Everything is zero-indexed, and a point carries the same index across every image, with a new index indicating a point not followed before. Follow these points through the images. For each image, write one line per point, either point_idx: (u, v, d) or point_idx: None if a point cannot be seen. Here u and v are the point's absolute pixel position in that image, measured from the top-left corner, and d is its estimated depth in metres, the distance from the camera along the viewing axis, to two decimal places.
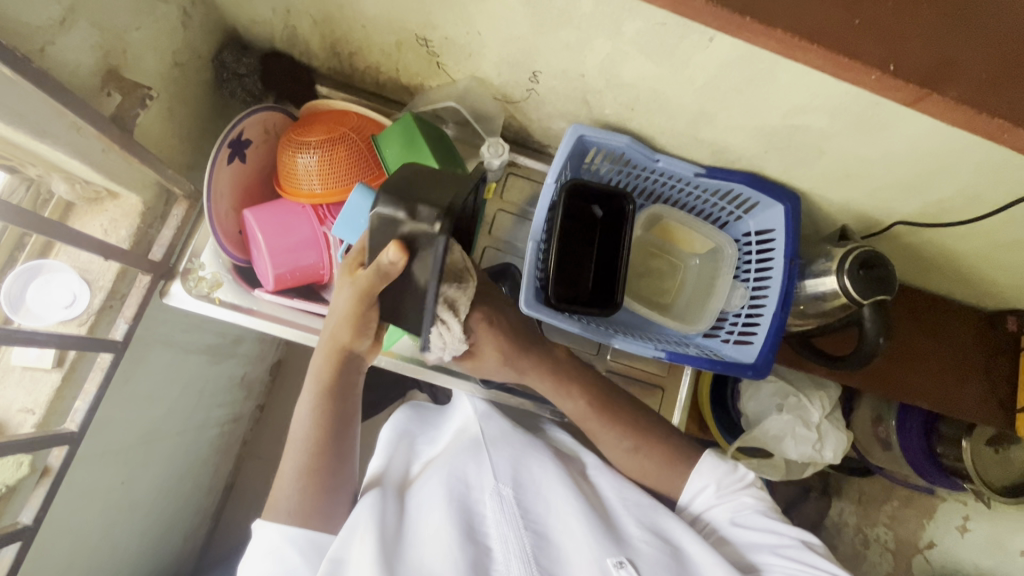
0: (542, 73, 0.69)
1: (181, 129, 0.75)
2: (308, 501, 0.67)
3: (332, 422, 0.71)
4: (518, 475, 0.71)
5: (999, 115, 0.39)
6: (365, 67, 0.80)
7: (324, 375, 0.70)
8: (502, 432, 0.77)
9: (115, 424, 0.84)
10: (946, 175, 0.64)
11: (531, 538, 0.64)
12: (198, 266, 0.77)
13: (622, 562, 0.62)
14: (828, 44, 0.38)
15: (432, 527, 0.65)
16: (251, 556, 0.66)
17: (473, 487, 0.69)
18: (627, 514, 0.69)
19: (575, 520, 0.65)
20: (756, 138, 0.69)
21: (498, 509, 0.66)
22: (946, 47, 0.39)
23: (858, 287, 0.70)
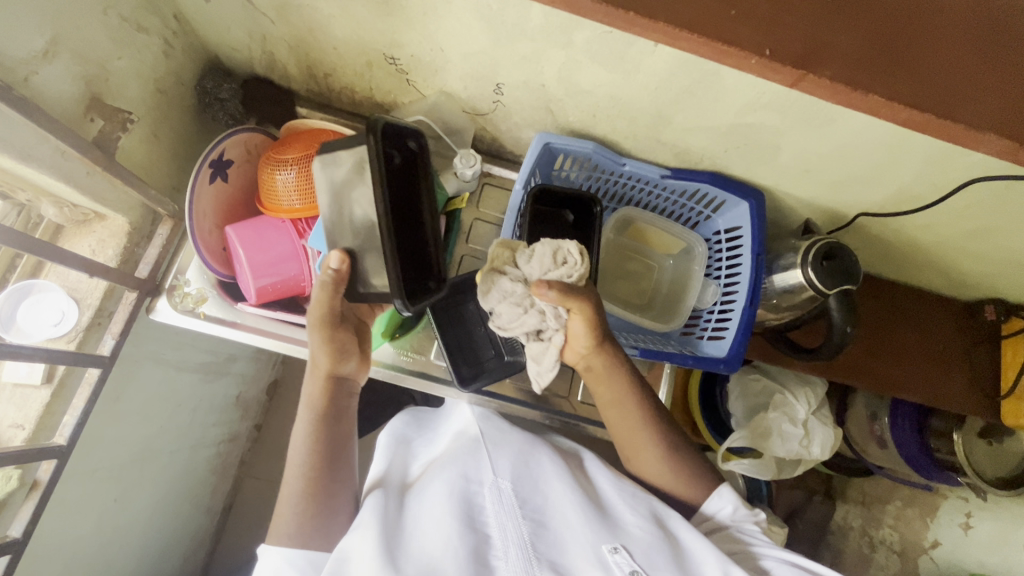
0: (505, 85, 0.72)
1: (166, 152, 0.79)
2: (308, 522, 0.69)
3: (330, 447, 0.73)
4: (518, 471, 0.72)
5: (873, 91, 0.40)
6: (341, 87, 0.84)
7: (317, 404, 0.73)
8: (499, 429, 0.79)
9: (108, 441, 0.86)
10: (898, 165, 0.66)
11: (530, 527, 0.64)
12: (184, 282, 0.80)
13: (616, 548, 0.63)
14: (707, 34, 0.41)
15: (433, 519, 0.65)
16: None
17: (473, 480, 0.70)
18: (622, 503, 0.70)
19: (572, 510, 0.67)
20: (714, 138, 0.72)
21: (497, 502, 0.67)
22: (819, 31, 0.41)
23: (822, 278, 0.72)
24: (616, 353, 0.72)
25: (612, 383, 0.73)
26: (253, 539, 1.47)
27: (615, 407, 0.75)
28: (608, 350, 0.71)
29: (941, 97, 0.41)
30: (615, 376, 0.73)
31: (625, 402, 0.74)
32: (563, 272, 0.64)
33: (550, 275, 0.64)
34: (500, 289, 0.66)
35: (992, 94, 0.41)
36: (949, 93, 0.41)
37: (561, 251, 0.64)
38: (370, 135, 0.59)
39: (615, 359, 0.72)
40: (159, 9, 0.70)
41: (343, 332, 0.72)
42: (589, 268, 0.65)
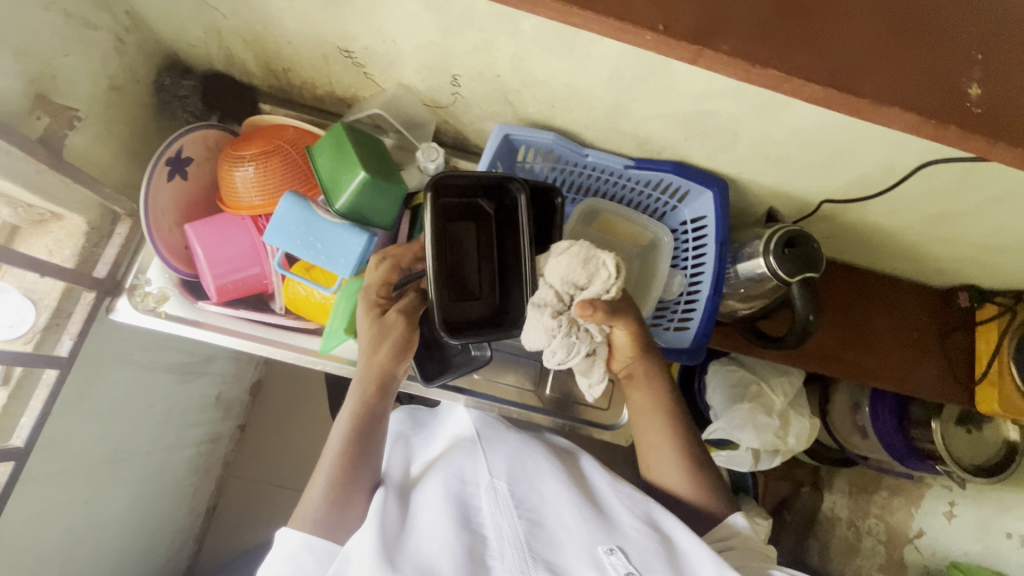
0: (461, 76, 0.72)
1: (122, 150, 0.78)
2: (336, 512, 0.67)
3: (370, 445, 0.71)
4: (513, 470, 0.70)
5: (773, 66, 0.40)
6: (301, 82, 0.83)
7: (366, 396, 0.71)
8: (496, 432, 0.78)
9: (75, 442, 0.86)
10: (857, 150, 0.65)
11: (525, 526, 0.62)
12: (145, 281, 0.79)
13: (612, 549, 0.60)
14: (600, 10, 0.40)
15: (430, 518, 0.64)
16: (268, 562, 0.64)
17: (469, 480, 0.69)
18: (620, 505, 0.68)
19: (567, 508, 0.65)
20: (673, 126, 0.71)
21: (492, 501, 0.65)
22: (712, 6, 0.41)
23: (784, 265, 0.71)
24: (656, 364, 0.76)
25: (648, 391, 0.76)
26: (238, 538, 1.47)
27: (644, 417, 0.77)
28: (651, 360, 0.75)
29: (846, 73, 0.40)
30: (655, 386, 0.76)
31: (656, 409, 0.76)
32: (604, 284, 0.64)
33: (592, 291, 0.64)
34: (544, 325, 0.64)
35: (925, 77, 0.41)
36: (851, 69, 0.41)
37: (592, 261, 0.65)
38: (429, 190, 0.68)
39: (654, 369, 0.76)
40: (109, 5, 0.69)
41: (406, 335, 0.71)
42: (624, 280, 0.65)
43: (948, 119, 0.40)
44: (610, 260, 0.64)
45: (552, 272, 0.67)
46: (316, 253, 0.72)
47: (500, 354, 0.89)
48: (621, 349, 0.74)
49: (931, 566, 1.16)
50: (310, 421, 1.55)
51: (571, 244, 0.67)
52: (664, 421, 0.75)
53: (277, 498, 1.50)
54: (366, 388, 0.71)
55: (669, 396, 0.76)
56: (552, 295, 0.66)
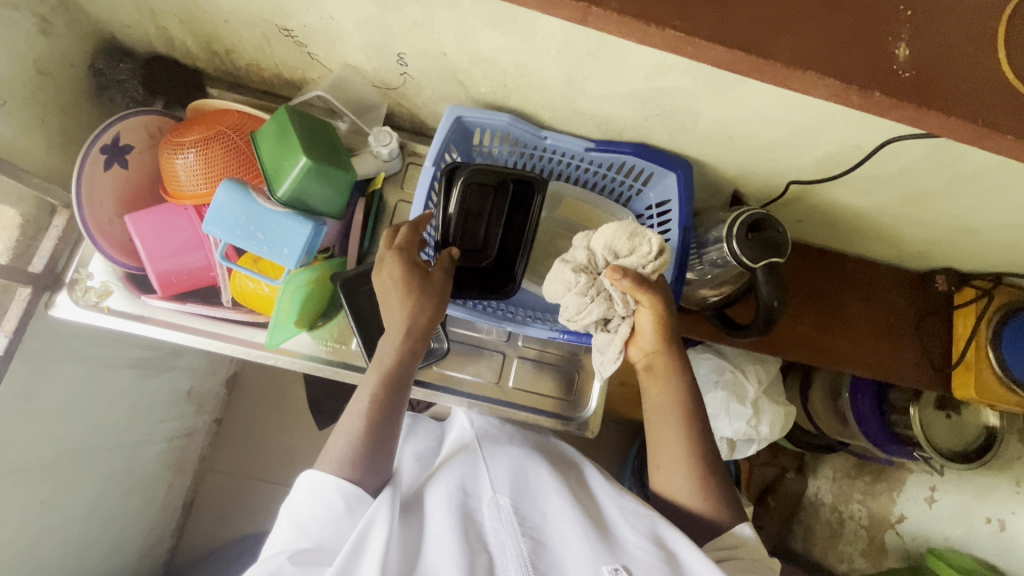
0: (407, 55, 0.68)
1: (54, 140, 0.74)
2: (367, 458, 0.63)
3: (404, 399, 0.68)
4: (517, 484, 0.68)
5: (672, 26, 0.37)
6: (246, 65, 0.79)
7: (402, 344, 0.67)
8: (499, 441, 0.77)
9: (25, 441, 0.83)
10: (820, 128, 0.62)
11: (529, 544, 0.61)
12: (86, 275, 0.76)
13: (617, 569, 0.57)
14: None
15: (437, 536, 0.63)
16: (293, 499, 0.62)
17: (472, 495, 0.67)
18: (624, 522, 0.64)
19: (571, 527, 0.62)
20: (631, 105, 0.67)
21: (495, 518, 0.64)
22: None
23: (746, 251, 0.68)
24: (680, 357, 0.70)
25: (669, 386, 0.70)
26: (216, 531, 1.46)
27: (661, 412, 0.70)
28: (674, 352, 0.70)
29: (748, 31, 0.37)
30: (676, 380, 0.70)
31: (673, 405, 0.70)
32: (644, 257, 0.65)
33: (633, 257, 0.65)
34: (565, 279, 0.66)
35: (864, 40, 0.38)
36: (762, 28, 0.38)
37: (639, 236, 0.66)
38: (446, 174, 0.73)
39: (678, 365, 0.70)
40: None
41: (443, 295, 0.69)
42: (662, 262, 0.66)
43: (870, 84, 0.37)
44: (655, 239, 0.65)
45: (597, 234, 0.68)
46: (258, 244, 0.69)
47: (462, 345, 0.86)
48: (645, 336, 0.70)
49: (911, 550, 1.15)
50: (286, 414, 1.53)
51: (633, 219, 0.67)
52: (680, 419, 0.69)
53: (255, 491, 1.49)
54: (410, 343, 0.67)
55: (690, 391, 0.70)
56: (586, 256, 0.68)
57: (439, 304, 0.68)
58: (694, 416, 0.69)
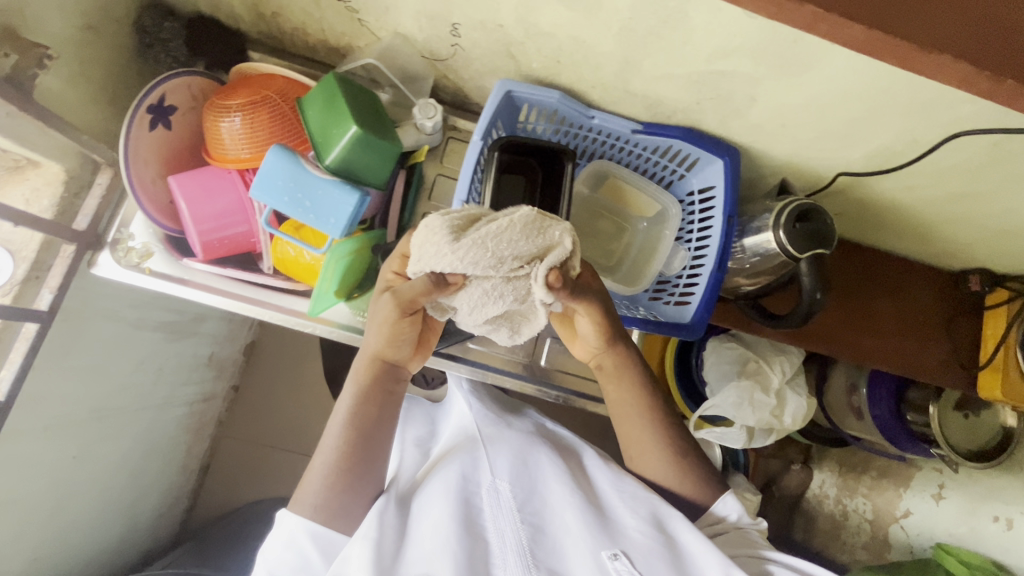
0: (461, 26, 0.67)
1: (98, 95, 0.74)
2: (337, 498, 0.67)
3: (365, 437, 0.69)
4: (516, 470, 0.71)
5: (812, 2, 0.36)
6: (292, 29, 0.78)
7: (360, 383, 0.69)
8: (499, 427, 0.78)
9: (62, 396, 0.84)
10: (878, 119, 0.61)
11: (528, 532, 0.64)
12: (128, 236, 0.76)
13: (617, 554, 0.62)
14: None
15: (430, 522, 0.66)
16: (272, 541, 0.66)
17: (471, 480, 0.70)
18: (623, 505, 0.67)
19: (572, 515, 0.65)
20: (685, 88, 0.66)
21: (494, 504, 0.67)
22: None
23: (794, 241, 0.68)
24: (629, 352, 0.74)
25: (622, 382, 0.75)
26: (231, 494, 1.50)
27: (621, 409, 0.76)
28: (620, 351, 0.74)
29: (885, 12, 0.37)
30: (627, 376, 0.75)
31: (631, 401, 0.75)
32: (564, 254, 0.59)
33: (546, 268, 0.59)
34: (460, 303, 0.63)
35: (989, 27, 0.37)
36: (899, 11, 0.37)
37: (543, 232, 0.58)
38: (494, 151, 0.71)
39: (627, 360, 0.74)
40: None
41: (407, 320, 0.66)
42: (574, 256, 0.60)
43: (1002, 72, 0.36)
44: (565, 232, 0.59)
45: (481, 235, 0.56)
46: (306, 211, 0.68)
47: None
48: (591, 338, 0.71)
49: (916, 546, 1.16)
50: (303, 385, 1.54)
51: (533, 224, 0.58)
52: (640, 413, 0.75)
53: (269, 458, 1.51)
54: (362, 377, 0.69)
55: (642, 385, 0.75)
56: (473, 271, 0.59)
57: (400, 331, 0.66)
58: (657, 407, 0.75)
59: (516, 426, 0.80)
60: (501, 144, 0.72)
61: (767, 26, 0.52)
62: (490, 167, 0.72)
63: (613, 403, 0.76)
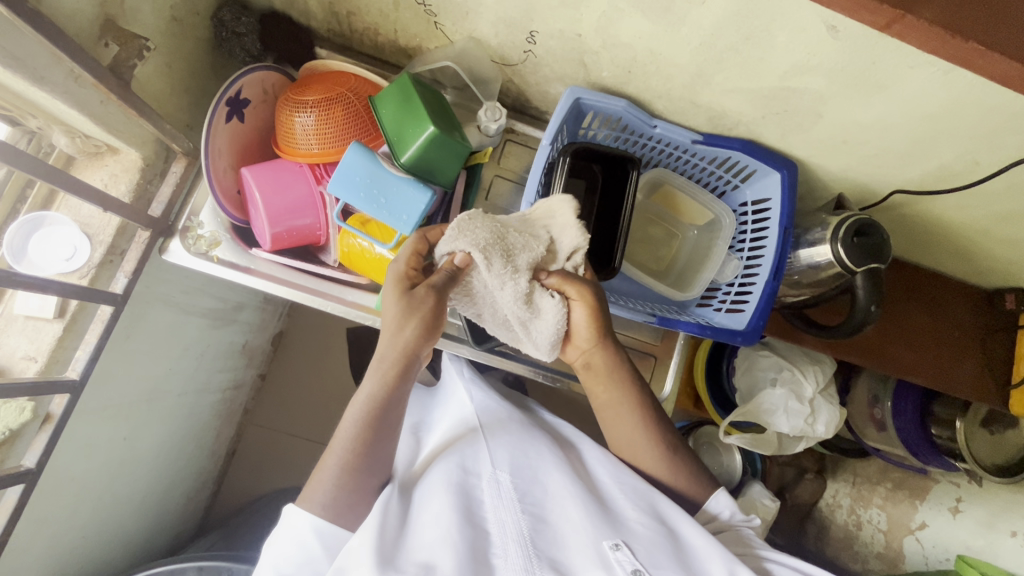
0: (539, 33, 0.69)
1: (178, 86, 0.76)
2: (344, 498, 0.68)
3: (379, 438, 0.69)
4: (517, 462, 0.72)
5: (972, 38, 0.40)
6: (364, 28, 0.80)
7: (385, 382, 0.68)
8: (503, 423, 0.80)
9: (119, 379, 0.86)
10: (943, 140, 0.63)
11: (529, 521, 0.64)
12: (197, 224, 0.78)
13: (618, 544, 0.61)
14: None
15: (431, 513, 0.65)
16: (278, 536, 0.67)
17: (471, 472, 0.71)
18: (624, 498, 0.69)
19: (572, 505, 0.67)
20: (753, 102, 0.69)
21: (495, 495, 0.68)
22: None
23: (851, 255, 0.70)
24: (614, 349, 0.75)
25: (609, 384, 0.76)
26: (255, 482, 1.51)
27: (613, 409, 0.77)
28: (606, 349, 0.75)
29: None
30: (614, 376, 0.76)
31: (620, 399, 0.76)
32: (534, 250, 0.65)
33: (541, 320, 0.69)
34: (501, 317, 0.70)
35: None
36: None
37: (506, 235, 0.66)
38: (563, 156, 0.73)
39: (614, 361, 0.75)
40: None
41: (434, 321, 0.66)
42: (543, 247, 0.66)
43: None
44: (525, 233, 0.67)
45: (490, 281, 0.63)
46: (379, 208, 0.70)
47: None
48: (580, 332, 0.73)
49: (930, 558, 1.15)
50: (328, 376, 1.56)
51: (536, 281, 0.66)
52: (631, 411, 0.76)
53: (294, 447, 1.53)
54: (381, 373, 0.68)
55: (631, 382, 0.76)
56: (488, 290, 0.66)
57: (420, 332, 0.66)
58: (647, 406, 0.77)
59: (516, 419, 0.84)
60: (572, 149, 0.74)
61: (849, 47, 0.55)
62: (558, 171, 0.74)
63: (604, 410, 0.78)
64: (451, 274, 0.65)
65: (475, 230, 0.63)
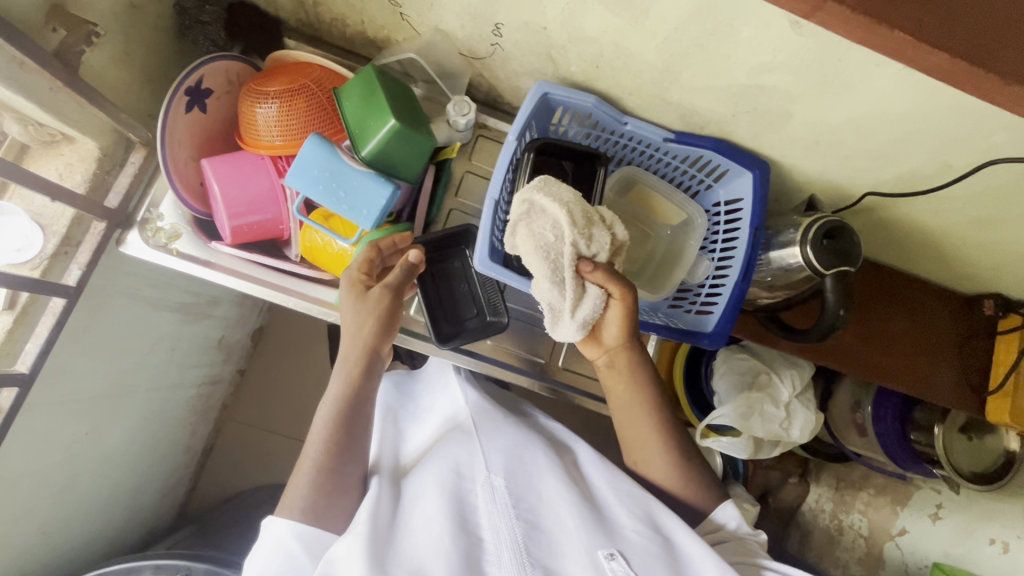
0: (504, 26, 0.68)
1: (137, 75, 0.74)
2: (323, 499, 0.67)
3: (355, 437, 0.71)
4: (511, 466, 0.70)
5: (900, 28, 0.39)
6: (331, 19, 0.79)
7: (353, 379, 0.71)
8: (495, 421, 0.77)
9: (78, 373, 0.85)
10: (912, 142, 0.62)
11: (523, 528, 0.63)
12: (157, 216, 0.76)
13: (613, 554, 0.60)
14: None
15: (423, 518, 0.64)
16: (256, 552, 0.64)
17: (465, 476, 0.68)
18: (620, 505, 0.67)
19: (568, 511, 0.65)
20: (722, 100, 0.67)
21: (489, 499, 0.65)
22: None
23: (820, 257, 0.69)
24: (641, 353, 0.75)
25: (632, 383, 0.75)
26: (232, 479, 1.50)
27: (630, 409, 0.76)
28: (631, 350, 0.74)
29: (968, 41, 0.40)
30: (637, 375, 0.75)
31: (640, 401, 0.75)
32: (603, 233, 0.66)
33: (586, 297, 0.66)
34: (546, 284, 0.66)
35: None
36: (978, 40, 0.40)
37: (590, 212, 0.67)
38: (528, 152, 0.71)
39: (639, 360, 0.74)
40: None
41: (393, 317, 0.71)
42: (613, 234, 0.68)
43: None
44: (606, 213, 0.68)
45: (570, 238, 0.64)
46: (339, 202, 0.69)
47: (519, 323, 0.86)
48: (610, 330, 0.72)
49: (909, 564, 1.13)
50: (309, 373, 1.54)
51: (578, 266, 0.65)
52: (649, 414, 0.75)
53: (273, 445, 1.51)
54: (347, 370, 0.71)
55: (651, 385, 0.75)
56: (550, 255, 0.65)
57: (380, 329, 0.71)
58: (663, 409, 0.76)
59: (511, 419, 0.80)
60: (539, 145, 0.72)
61: (813, 44, 0.53)
62: (523, 168, 0.72)
63: (623, 411, 0.76)
64: (408, 271, 0.70)
65: (562, 191, 0.66)
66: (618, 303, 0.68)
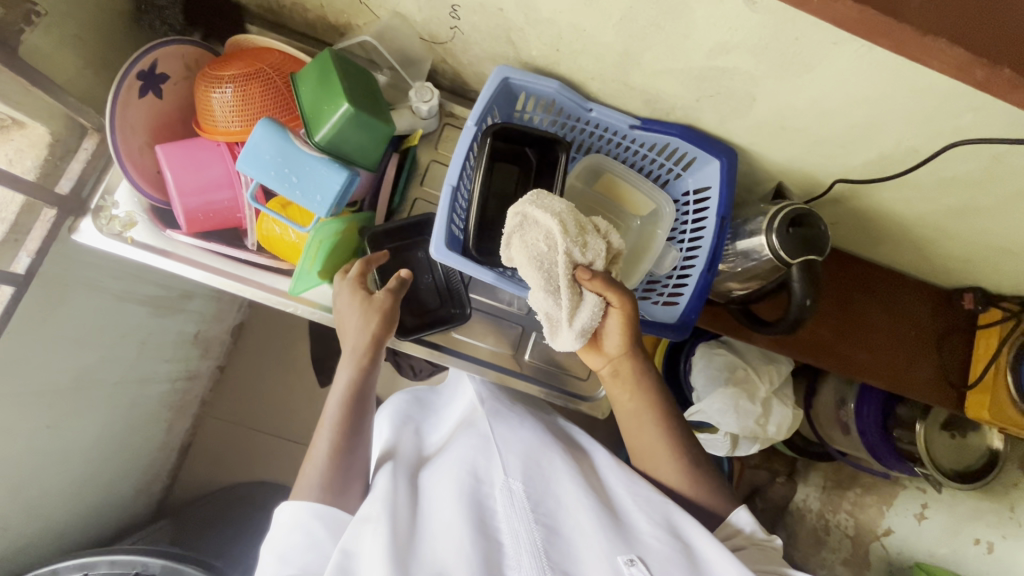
0: (461, 7, 0.66)
1: (88, 59, 0.73)
2: (339, 476, 0.66)
3: (363, 417, 0.70)
4: (529, 468, 0.63)
5: None
6: (291, 4, 0.77)
7: (362, 365, 0.70)
8: (506, 419, 0.72)
9: (34, 365, 0.83)
10: (879, 126, 0.60)
11: (542, 533, 0.56)
12: (111, 204, 0.74)
13: (633, 560, 0.55)
14: None
15: (443, 520, 0.58)
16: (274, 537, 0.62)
17: (483, 480, 0.62)
18: (637, 510, 0.62)
19: (587, 516, 0.58)
20: (686, 84, 0.65)
21: (507, 505, 0.59)
22: None
23: (786, 245, 0.67)
24: (643, 360, 0.73)
25: (636, 390, 0.73)
26: (211, 475, 1.48)
27: (635, 417, 0.74)
28: (633, 359, 0.72)
29: None
30: (642, 383, 0.73)
31: (645, 408, 0.73)
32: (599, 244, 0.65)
33: (584, 304, 0.64)
34: (541, 293, 0.64)
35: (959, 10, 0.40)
36: None
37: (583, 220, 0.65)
38: (487, 137, 0.69)
39: (642, 369, 0.72)
40: None
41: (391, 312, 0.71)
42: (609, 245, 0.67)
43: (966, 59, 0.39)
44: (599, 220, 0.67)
45: (563, 247, 0.62)
46: (292, 187, 0.67)
47: (482, 314, 0.84)
48: (610, 339, 0.70)
49: (895, 563, 1.11)
50: (289, 370, 1.52)
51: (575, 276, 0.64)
52: (654, 423, 0.73)
53: (252, 441, 1.50)
54: (356, 358, 0.70)
55: (655, 392, 0.73)
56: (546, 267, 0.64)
57: (382, 320, 0.70)
58: (671, 417, 0.74)
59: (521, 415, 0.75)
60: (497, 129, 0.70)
61: (768, 22, 0.51)
62: (482, 153, 0.70)
63: (630, 419, 0.75)
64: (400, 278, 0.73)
65: (553, 200, 0.64)
66: (616, 312, 0.67)
